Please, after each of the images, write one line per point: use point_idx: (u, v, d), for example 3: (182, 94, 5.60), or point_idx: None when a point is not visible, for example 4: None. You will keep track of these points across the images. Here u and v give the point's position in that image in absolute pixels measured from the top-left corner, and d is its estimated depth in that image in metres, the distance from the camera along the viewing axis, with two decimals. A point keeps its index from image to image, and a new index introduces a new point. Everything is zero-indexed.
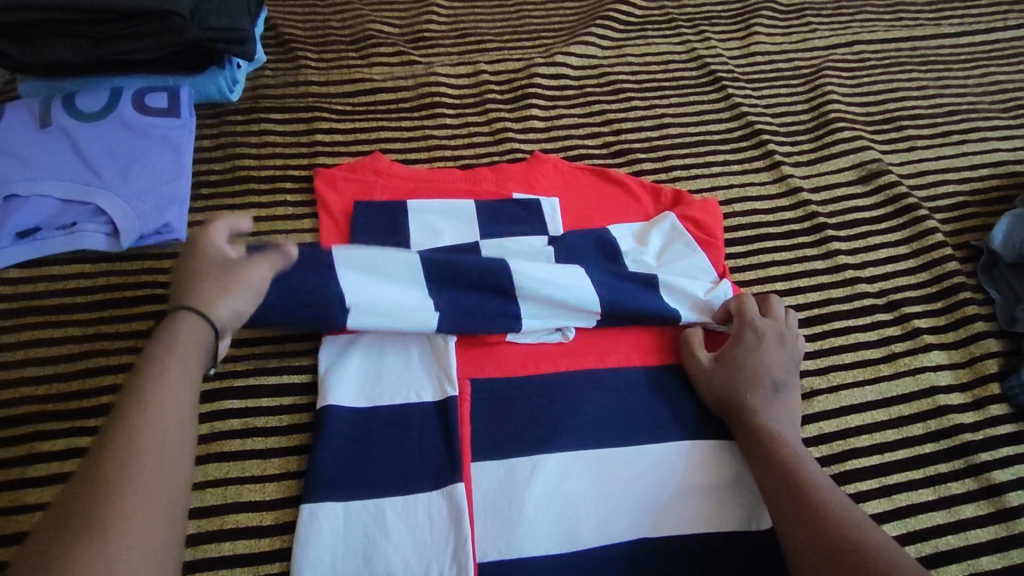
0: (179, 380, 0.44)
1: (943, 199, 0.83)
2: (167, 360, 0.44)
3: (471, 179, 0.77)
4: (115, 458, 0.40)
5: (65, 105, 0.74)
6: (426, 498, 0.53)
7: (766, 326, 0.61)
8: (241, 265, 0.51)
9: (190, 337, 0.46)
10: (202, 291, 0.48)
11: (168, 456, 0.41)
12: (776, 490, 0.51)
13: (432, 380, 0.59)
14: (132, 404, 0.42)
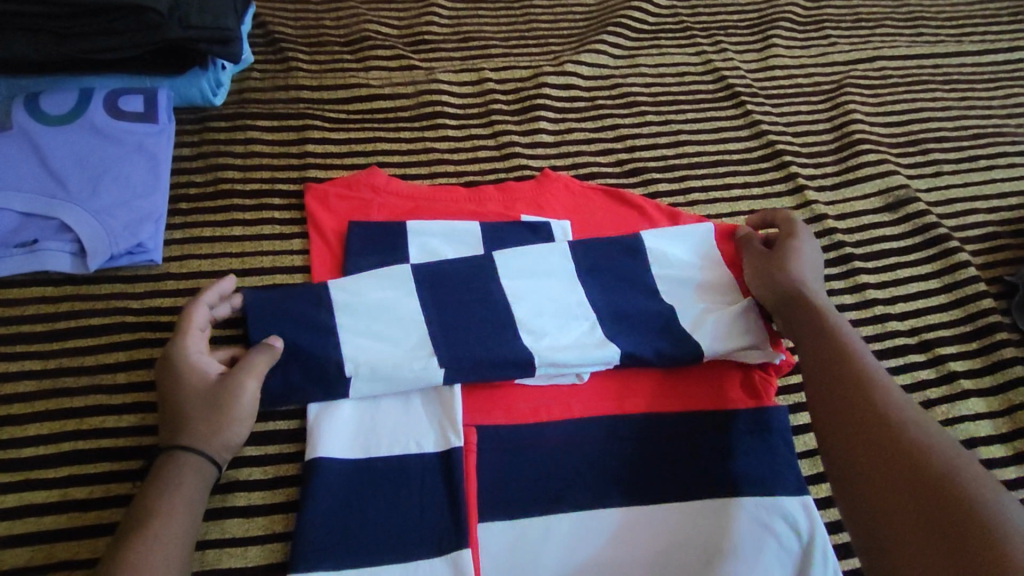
0: (170, 488, 0.45)
1: (972, 229, 0.78)
2: (162, 473, 0.46)
3: (475, 198, 0.71)
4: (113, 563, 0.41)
5: (28, 108, 0.66)
6: (428, 566, 0.47)
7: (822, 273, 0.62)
8: (231, 386, 0.49)
9: (182, 461, 0.46)
10: (193, 425, 0.47)
11: (159, 556, 0.42)
12: (864, 434, 0.47)
13: (434, 428, 0.53)
14: (135, 514, 0.44)
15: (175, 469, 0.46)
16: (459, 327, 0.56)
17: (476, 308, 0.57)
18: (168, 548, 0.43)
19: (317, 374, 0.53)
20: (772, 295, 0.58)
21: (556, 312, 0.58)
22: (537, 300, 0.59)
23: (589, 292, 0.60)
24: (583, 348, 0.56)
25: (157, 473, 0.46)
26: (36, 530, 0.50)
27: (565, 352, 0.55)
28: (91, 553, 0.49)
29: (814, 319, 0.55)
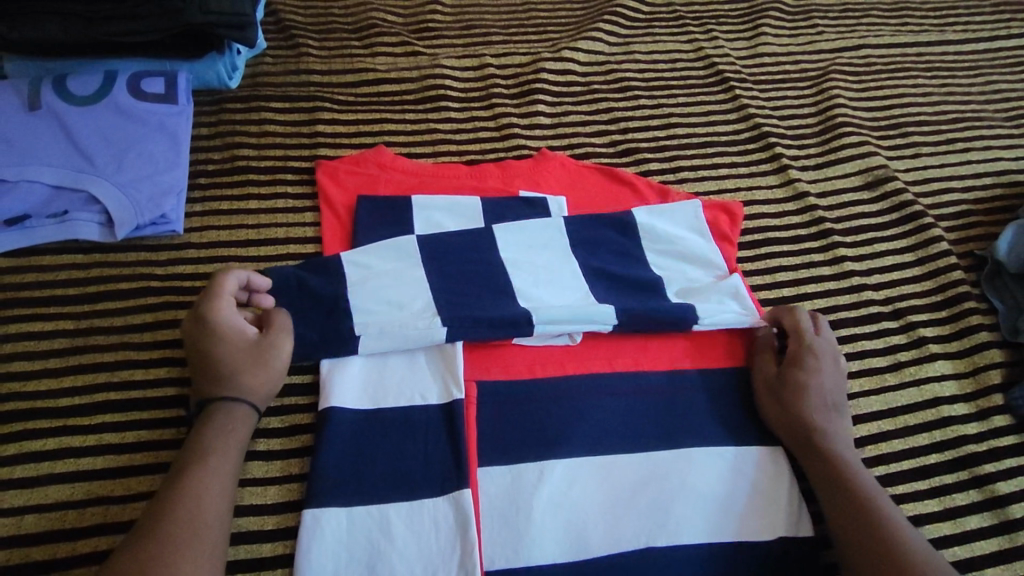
0: (220, 437, 0.50)
1: (947, 207, 0.83)
2: (214, 419, 0.51)
3: (477, 175, 0.75)
4: (173, 489, 0.47)
5: (56, 88, 0.71)
6: (432, 504, 0.52)
7: (823, 342, 0.60)
8: (274, 348, 0.54)
9: (236, 411, 0.52)
10: (246, 381, 0.53)
11: (213, 488, 0.48)
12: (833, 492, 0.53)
13: (437, 382, 0.57)
14: (189, 451, 0.49)
15: (224, 421, 0.51)
16: (460, 295, 0.61)
17: (479, 278, 0.62)
18: (221, 483, 0.48)
19: (331, 335, 0.57)
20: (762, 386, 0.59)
21: (551, 282, 0.63)
22: (535, 272, 0.63)
23: (582, 265, 0.65)
24: (578, 309, 0.60)
25: (208, 418, 0.51)
26: (74, 470, 0.54)
27: (560, 313, 0.60)
28: (124, 490, 0.54)
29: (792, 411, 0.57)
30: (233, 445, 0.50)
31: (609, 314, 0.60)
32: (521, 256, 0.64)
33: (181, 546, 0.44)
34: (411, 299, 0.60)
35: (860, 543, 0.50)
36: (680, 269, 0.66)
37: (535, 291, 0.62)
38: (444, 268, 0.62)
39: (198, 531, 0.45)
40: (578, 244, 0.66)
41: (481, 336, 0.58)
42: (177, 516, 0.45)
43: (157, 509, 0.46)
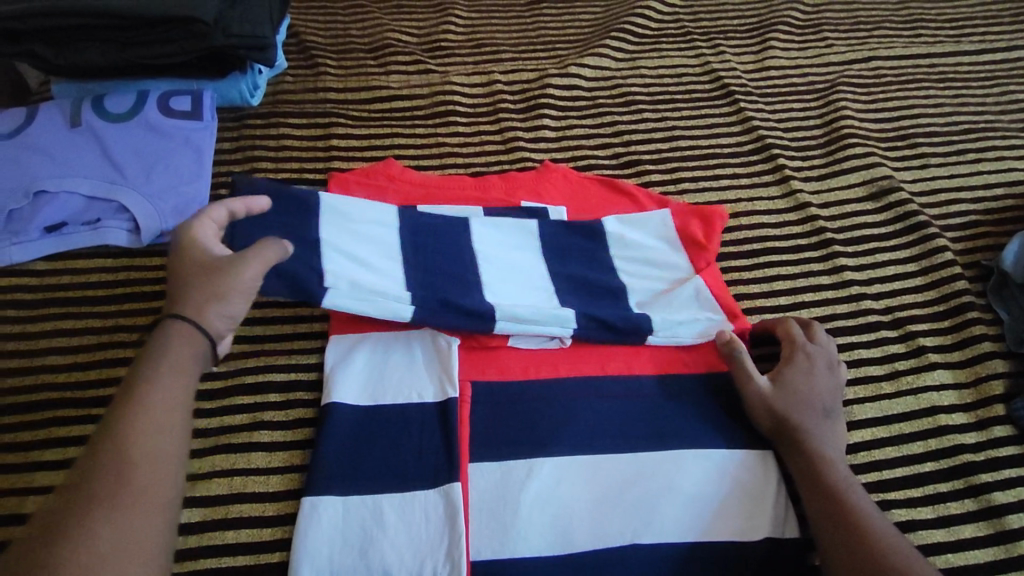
0: (172, 362, 0.47)
1: (955, 217, 0.82)
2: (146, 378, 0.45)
3: (481, 186, 0.78)
4: (103, 468, 0.41)
5: (94, 107, 0.77)
6: (423, 496, 0.54)
7: (815, 351, 0.63)
8: (227, 267, 0.51)
9: (181, 336, 0.48)
10: (193, 299, 0.49)
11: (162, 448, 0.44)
12: (818, 490, 0.54)
13: (433, 381, 0.60)
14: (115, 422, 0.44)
15: (175, 349, 0.47)
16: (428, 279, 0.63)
17: (451, 270, 0.64)
18: (165, 448, 0.44)
19: (302, 281, 0.58)
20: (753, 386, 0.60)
21: (518, 284, 0.66)
22: (509, 272, 0.66)
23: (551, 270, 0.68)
24: (540, 308, 0.62)
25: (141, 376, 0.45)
26: None
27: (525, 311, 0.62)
28: None
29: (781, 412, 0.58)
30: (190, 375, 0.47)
31: (571, 317, 0.62)
32: (497, 255, 0.67)
33: (127, 528, 0.40)
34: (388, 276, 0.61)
35: (844, 544, 0.50)
36: (649, 277, 0.69)
37: (504, 289, 0.65)
38: (420, 257, 0.64)
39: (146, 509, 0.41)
40: (551, 248, 0.70)
41: (443, 322, 0.60)
42: (117, 497, 0.41)
43: (88, 490, 0.41)
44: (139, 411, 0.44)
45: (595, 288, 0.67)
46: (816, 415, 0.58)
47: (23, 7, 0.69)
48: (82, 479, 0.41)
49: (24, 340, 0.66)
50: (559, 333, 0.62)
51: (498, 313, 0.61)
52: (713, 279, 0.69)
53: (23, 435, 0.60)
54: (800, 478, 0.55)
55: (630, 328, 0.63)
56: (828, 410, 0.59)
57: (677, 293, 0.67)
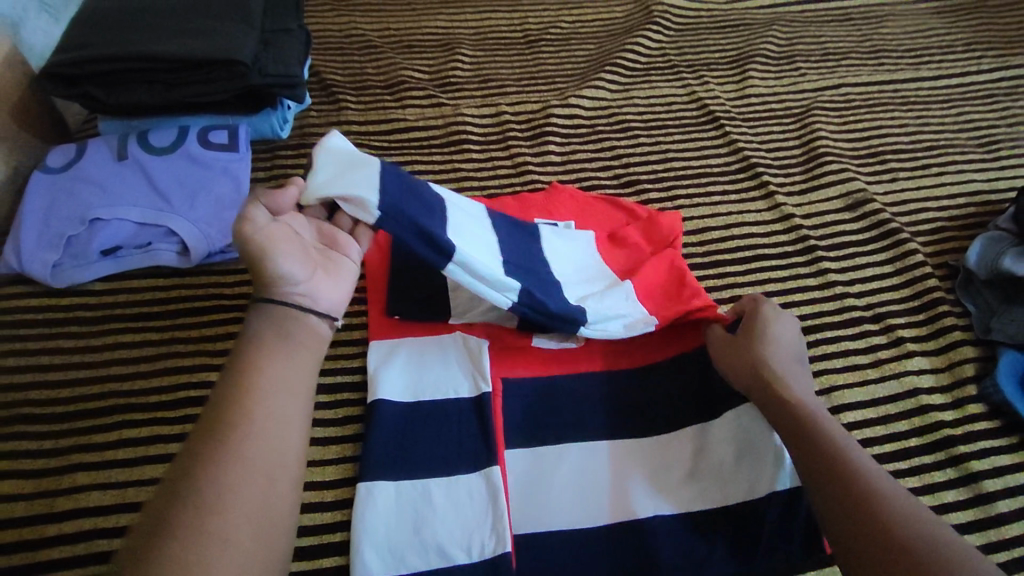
0: (288, 346, 0.53)
1: (923, 224, 0.91)
2: (264, 359, 0.51)
3: (498, 206, 0.85)
4: (230, 408, 0.47)
5: (139, 141, 0.84)
6: (467, 478, 0.60)
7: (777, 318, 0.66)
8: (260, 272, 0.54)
9: (284, 323, 0.54)
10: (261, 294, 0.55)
11: (278, 413, 0.49)
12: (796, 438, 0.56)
13: (467, 378, 0.66)
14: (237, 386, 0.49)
15: (291, 334, 0.53)
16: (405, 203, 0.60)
17: (424, 203, 0.62)
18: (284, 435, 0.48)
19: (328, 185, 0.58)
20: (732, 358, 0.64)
21: (479, 242, 0.65)
22: (474, 231, 0.66)
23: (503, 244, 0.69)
24: (495, 269, 0.62)
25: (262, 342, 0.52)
26: (163, 454, 0.63)
27: (482, 266, 0.62)
28: None
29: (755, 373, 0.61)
30: (297, 361, 0.52)
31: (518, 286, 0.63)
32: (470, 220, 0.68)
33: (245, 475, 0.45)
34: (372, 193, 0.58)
35: (829, 484, 0.51)
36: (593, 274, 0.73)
37: (467, 238, 0.64)
38: (396, 181, 0.61)
39: (251, 475, 0.45)
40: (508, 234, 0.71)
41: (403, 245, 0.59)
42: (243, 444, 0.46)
43: (220, 426, 0.46)
44: (262, 374, 0.50)
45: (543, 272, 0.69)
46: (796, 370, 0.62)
47: (105, 54, 0.78)
48: (216, 420, 0.47)
49: (89, 352, 0.71)
50: (502, 300, 0.62)
51: (456, 255, 0.60)
52: (659, 272, 0.74)
53: (100, 436, 0.64)
54: (779, 428, 0.57)
55: (569, 311, 0.65)
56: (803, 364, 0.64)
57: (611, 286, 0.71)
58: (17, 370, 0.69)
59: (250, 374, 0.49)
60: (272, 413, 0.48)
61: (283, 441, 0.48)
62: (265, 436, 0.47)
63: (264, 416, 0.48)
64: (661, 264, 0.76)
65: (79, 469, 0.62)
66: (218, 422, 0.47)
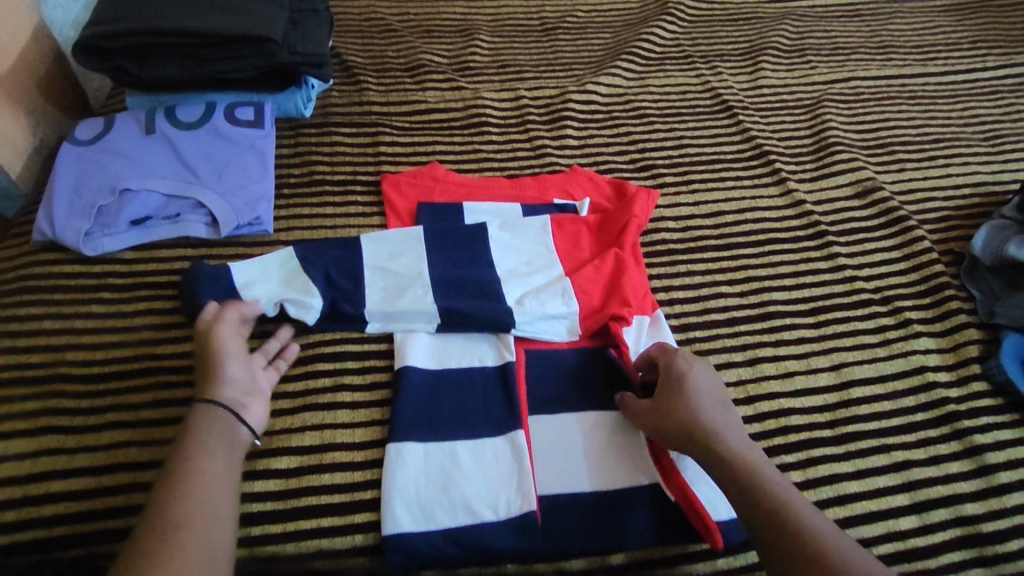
0: (222, 429, 0.55)
1: (930, 212, 0.94)
2: (203, 442, 0.53)
3: (516, 187, 0.88)
4: (169, 485, 0.50)
5: (167, 117, 0.86)
6: (492, 442, 0.62)
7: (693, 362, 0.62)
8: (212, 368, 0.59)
9: (221, 420, 0.56)
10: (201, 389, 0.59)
11: (216, 487, 0.51)
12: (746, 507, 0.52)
13: (491, 349, 0.69)
14: (171, 472, 0.51)
15: (223, 418, 0.56)
16: (334, 283, 0.72)
17: (350, 274, 0.73)
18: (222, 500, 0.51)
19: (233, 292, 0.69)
20: (659, 417, 0.59)
21: (405, 281, 0.73)
22: (400, 272, 0.73)
23: (434, 268, 0.74)
24: (411, 307, 0.70)
25: (195, 426, 0.55)
26: None
27: (399, 315, 0.70)
28: None
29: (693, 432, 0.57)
30: (230, 440, 0.55)
31: (436, 313, 0.69)
32: (403, 257, 0.75)
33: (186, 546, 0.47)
34: (276, 283, 0.71)
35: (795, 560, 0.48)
36: (546, 270, 0.76)
37: (389, 286, 0.72)
38: (319, 264, 0.73)
39: (192, 544, 0.47)
40: (446, 253, 0.76)
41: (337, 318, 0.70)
42: (180, 517, 0.48)
43: (161, 503, 0.49)
44: (200, 452, 0.53)
45: (478, 282, 0.73)
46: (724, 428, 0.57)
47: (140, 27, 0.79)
48: (159, 499, 0.49)
49: (119, 318, 0.71)
50: (424, 329, 0.70)
51: (373, 314, 0.70)
52: (620, 261, 0.76)
53: (135, 397, 0.65)
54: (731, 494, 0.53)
55: (493, 321, 0.69)
56: (724, 407, 0.60)
57: (550, 284, 0.73)
58: (51, 331, 0.69)
59: (189, 453, 0.52)
60: (209, 485, 0.51)
61: (223, 516, 0.50)
62: (206, 508, 0.50)
63: (205, 489, 0.51)
64: (623, 253, 0.77)
65: (116, 426, 0.62)
66: (159, 501, 0.49)
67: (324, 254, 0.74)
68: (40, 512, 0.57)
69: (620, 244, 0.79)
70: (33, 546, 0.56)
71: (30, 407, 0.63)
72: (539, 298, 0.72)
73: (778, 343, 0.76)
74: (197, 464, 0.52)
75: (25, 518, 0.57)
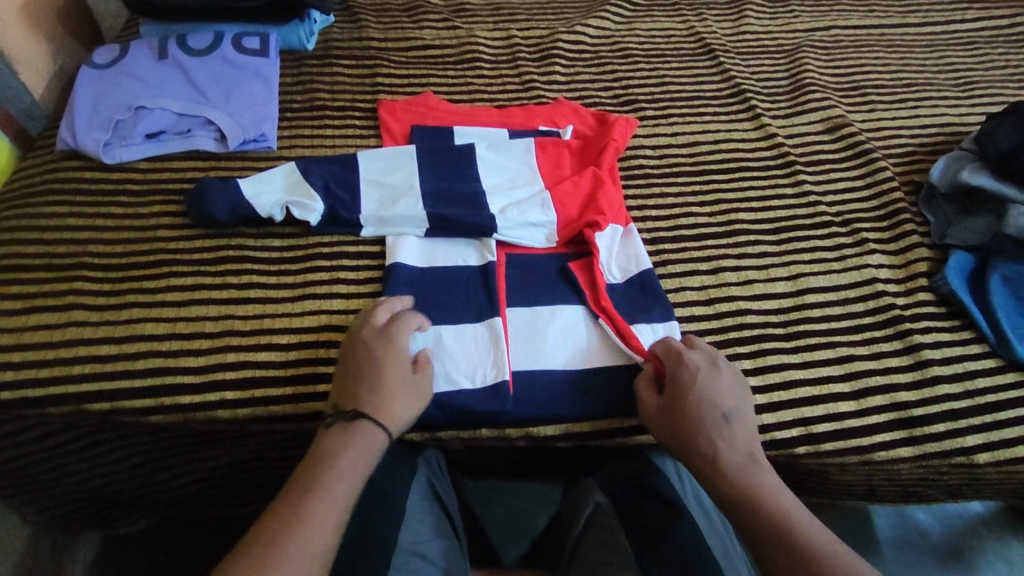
0: (359, 449, 0.56)
1: (895, 148, 0.99)
2: (337, 459, 0.55)
3: (505, 115, 0.94)
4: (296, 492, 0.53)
5: (178, 43, 0.92)
6: (472, 326, 0.69)
7: (694, 357, 0.63)
8: (417, 403, 0.60)
9: (364, 443, 0.56)
10: (386, 406, 0.58)
11: (331, 506, 0.52)
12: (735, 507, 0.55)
13: (475, 251, 0.76)
14: (305, 480, 0.54)
15: (361, 440, 0.56)
16: (334, 191, 0.78)
17: (349, 184, 0.79)
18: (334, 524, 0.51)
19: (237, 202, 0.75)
20: (653, 417, 0.61)
21: (397, 191, 0.79)
22: (393, 183, 0.80)
23: (425, 180, 0.80)
24: (402, 213, 0.76)
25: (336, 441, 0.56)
26: (205, 297, 0.70)
27: (392, 220, 0.77)
28: (245, 311, 0.70)
29: (682, 433, 0.59)
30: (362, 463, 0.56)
31: (425, 218, 0.76)
32: (396, 171, 0.81)
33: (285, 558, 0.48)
34: (280, 190, 0.78)
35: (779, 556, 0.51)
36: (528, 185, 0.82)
37: (383, 195, 0.79)
38: (320, 175, 0.79)
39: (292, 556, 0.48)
40: (437, 167, 0.82)
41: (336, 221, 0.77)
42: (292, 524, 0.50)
43: (286, 507, 0.52)
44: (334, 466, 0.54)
45: (464, 193, 0.79)
46: (725, 441, 0.58)
47: None
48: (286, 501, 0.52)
49: (135, 219, 0.77)
50: (414, 233, 0.76)
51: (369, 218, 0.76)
52: (597, 178, 0.82)
53: (149, 282, 0.71)
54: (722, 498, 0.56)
55: (477, 226, 0.75)
56: (726, 413, 0.59)
57: (531, 197, 0.79)
58: (73, 228, 0.76)
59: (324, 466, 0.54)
60: (328, 502, 0.52)
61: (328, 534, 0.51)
62: (316, 523, 0.51)
63: (325, 504, 0.52)
64: (601, 171, 0.83)
65: (131, 305, 0.69)
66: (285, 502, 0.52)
67: (324, 168, 0.80)
68: (67, 373, 0.64)
69: (599, 164, 0.85)
70: (65, 399, 0.63)
71: (56, 288, 0.70)
72: (521, 209, 0.77)
73: (742, 256, 0.82)
74: (327, 480, 0.53)
75: (53, 377, 0.64)
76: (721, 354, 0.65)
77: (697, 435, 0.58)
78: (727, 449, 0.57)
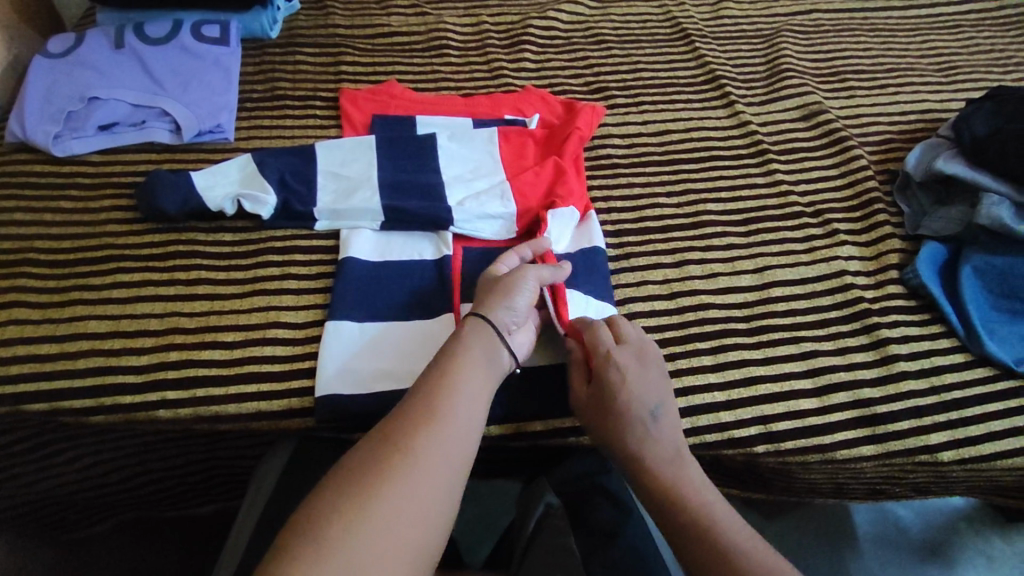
0: (466, 403, 0.53)
1: (872, 136, 0.97)
2: (444, 410, 0.52)
3: (470, 103, 0.91)
4: (400, 441, 0.49)
5: (135, 32, 0.90)
6: (424, 323, 0.67)
7: (621, 352, 0.60)
8: (508, 290, 0.61)
9: (477, 395, 0.55)
10: (485, 301, 0.61)
11: (443, 463, 0.50)
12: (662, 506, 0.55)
13: (431, 245, 0.74)
14: (407, 428, 0.50)
15: (472, 390, 0.54)
16: (288, 182, 0.76)
17: (304, 176, 0.77)
18: (446, 479, 0.49)
19: (187, 195, 0.73)
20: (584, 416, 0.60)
21: (353, 183, 0.77)
22: (349, 176, 0.78)
23: (382, 172, 0.78)
24: (356, 206, 0.74)
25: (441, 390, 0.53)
26: (152, 293, 0.69)
27: (346, 212, 0.75)
28: (192, 308, 0.68)
29: (610, 435, 0.58)
30: (473, 417, 0.53)
31: (380, 211, 0.74)
32: (354, 163, 0.79)
33: (391, 521, 0.45)
34: (233, 183, 0.76)
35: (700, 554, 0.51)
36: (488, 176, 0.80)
37: (339, 187, 0.77)
38: (274, 167, 0.77)
39: (399, 520, 0.46)
40: (395, 158, 0.80)
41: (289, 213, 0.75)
42: (394, 482, 0.47)
43: (384, 460, 0.48)
44: (439, 418, 0.51)
45: (422, 185, 0.77)
46: (653, 438, 0.57)
47: None
48: (387, 452, 0.49)
49: (84, 213, 0.75)
50: (368, 227, 0.74)
51: (323, 211, 0.74)
52: (559, 168, 0.80)
53: (96, 278, 0.70)
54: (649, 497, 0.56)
55: (432, 219, 0.73)
56: (655, 413, 0.58)
57: (490, 189, 0.77)
58: (23, 223, 0.74)
59: (429, 419, 0.51)
60: (433, 460, 0.49)
61: (440, 499, 0.48)
62: (422, 481, 0.48)
63: (433, 463, 0.49)
64: (564, 162, 0.81)
65: (77, 302, 0.68)
66: (389, 455, 0.49)
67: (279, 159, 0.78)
68: (8, 372, 0.63)
69: (562, 154, 0.82)
70: (3, 399, 0.62)
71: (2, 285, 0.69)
72: (479, 200, 0.76)
73: (708, 249, 0.80)
74: (432, 432, 0.50)
75: None
76: (650, 341, 0.63)
77: (623, 436, 0.57)
78: (654, 450, 0.57)
